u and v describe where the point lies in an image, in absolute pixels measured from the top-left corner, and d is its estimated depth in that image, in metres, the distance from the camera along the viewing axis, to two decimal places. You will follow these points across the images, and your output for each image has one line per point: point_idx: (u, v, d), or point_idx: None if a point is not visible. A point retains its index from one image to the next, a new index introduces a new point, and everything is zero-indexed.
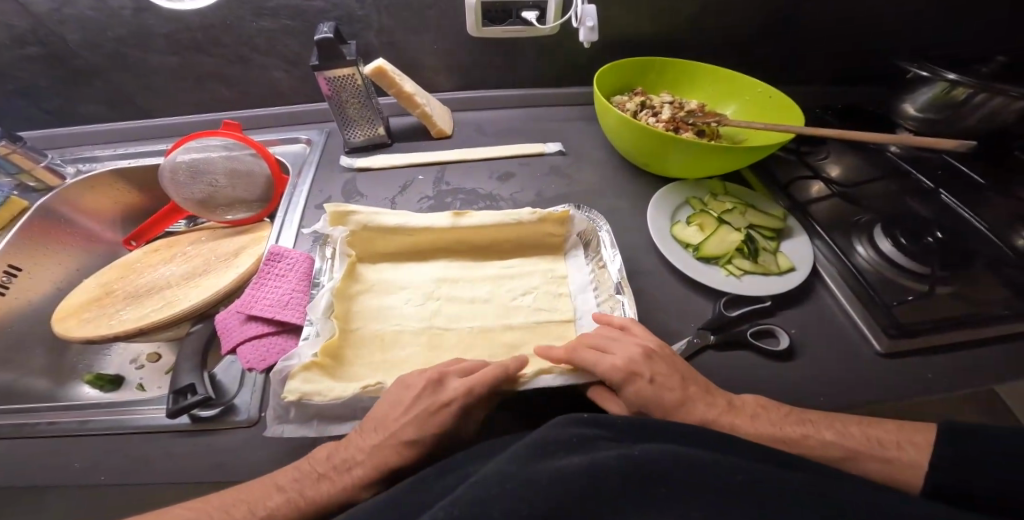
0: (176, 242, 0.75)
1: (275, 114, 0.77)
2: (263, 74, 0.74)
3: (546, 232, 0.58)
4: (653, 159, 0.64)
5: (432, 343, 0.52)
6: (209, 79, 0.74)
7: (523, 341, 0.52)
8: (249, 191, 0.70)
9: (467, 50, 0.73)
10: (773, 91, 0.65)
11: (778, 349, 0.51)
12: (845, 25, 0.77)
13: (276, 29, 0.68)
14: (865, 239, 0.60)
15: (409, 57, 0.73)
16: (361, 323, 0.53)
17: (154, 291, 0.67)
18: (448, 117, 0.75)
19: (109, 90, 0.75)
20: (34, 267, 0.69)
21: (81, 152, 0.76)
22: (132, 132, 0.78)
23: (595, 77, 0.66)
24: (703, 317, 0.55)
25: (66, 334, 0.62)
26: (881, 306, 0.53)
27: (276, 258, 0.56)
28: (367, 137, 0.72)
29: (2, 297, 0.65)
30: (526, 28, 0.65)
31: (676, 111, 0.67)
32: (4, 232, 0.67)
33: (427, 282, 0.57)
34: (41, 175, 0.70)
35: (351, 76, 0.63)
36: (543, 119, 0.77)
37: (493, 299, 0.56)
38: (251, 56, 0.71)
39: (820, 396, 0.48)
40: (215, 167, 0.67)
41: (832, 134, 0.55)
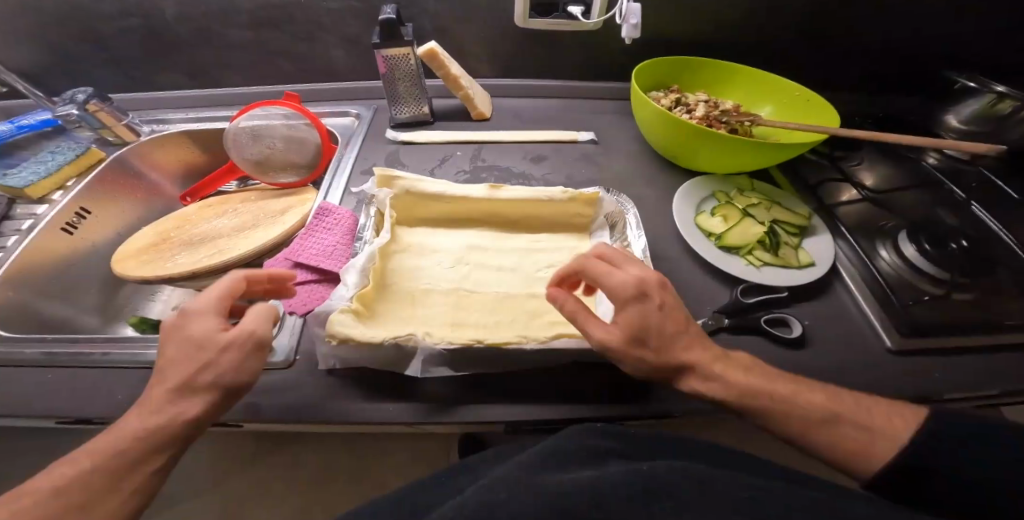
0: (226, 200, 0.81)
1: (329, 88, 0.83)
2: (324, 51, 0.80)
3: (574, 212, 0.61)
4: (685, 153, 0.66)
5: (460, 303, 0.54)
6: (272, 53, 0.80)
7: (545, 309, 0.55)
8: (301, 157, 0.76)
9: (513, 40, 0.77)
10: (812, 94, 0.66)
11: (791, 337, 0.52)
12: (884, 40, 0.78)
13: (340, 9, 0.73)
14: (888, 244, 0.61)
15: (458, 42, 0.77)
16: (396, 280, 0.56)
17: (205, 240, 0.73)
18: (487, 101, 0.79)
19: (183, 57, 0.81)
20: (100, 212, 0.76)
21: (156, 115, 0.83)
22: (199, 98, 0.84)
23: (635, 71, 0.69)
24: (718, 302, 0.57)
25: (123, 273, 0.67)
26: (896, 308, 0.54)
27: (324, 213, 0.61)
28: (412, 114, 0.76)
29: (70, 237, 0.71)
30: (571, 22, 0.69)
31: (710, 110, 0.69)
32: (81, 179, 0.74)
33: (459, 247, 0.60)
34: (121, 133, 0.77)
35: (406, 56, 0.68)
36: (579, 111, 0.80)
37: (519, 269, 0.59)
38: (315, 34, 0.77)
39: (830, 387, 0.49)
40: (275, 132, 0.73)
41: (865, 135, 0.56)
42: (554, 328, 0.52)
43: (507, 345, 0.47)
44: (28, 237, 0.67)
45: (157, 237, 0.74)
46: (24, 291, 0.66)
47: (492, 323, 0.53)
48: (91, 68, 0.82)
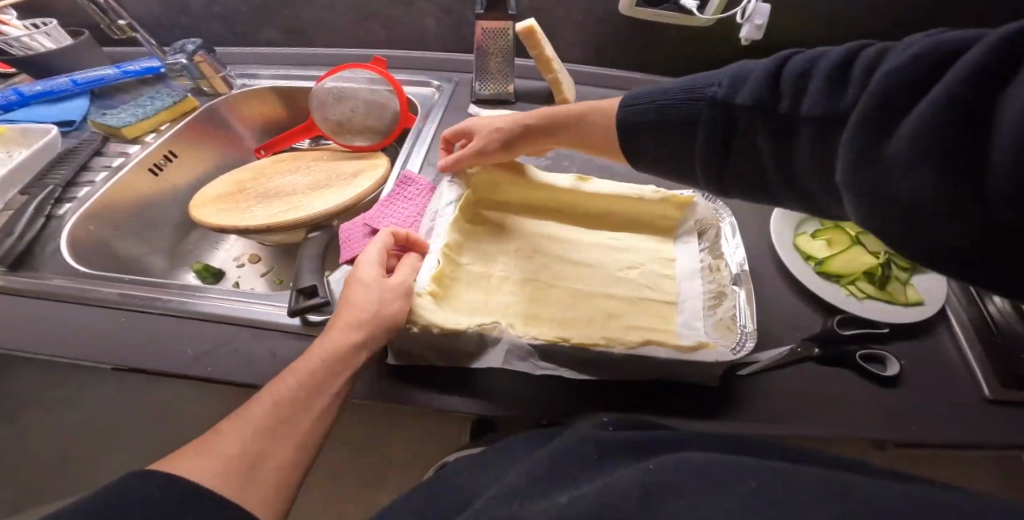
0: (300, 157, 0.81)
1: (414, 58, 0.82)
2: (416, 19, 0.78)
3: (662, 214, 0.58)
4: None
5: (536, 294, 0.52)
6: (363, 17, 0.80)
7: (623, 310, 0.52)
8: (379, 121, 0.75)
9: (612, 27, 0.73)
10: None
11: (883, 374, 0.49)
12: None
13: None
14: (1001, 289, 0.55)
15: (554, 24, 0.74)
16: (470, 260, 0.54)
17: (280, 195, 0.73)
18: (574, 88, 0.76)
19: (278, 13, 0.81)
20: (184, 157, 0.77)
21: (247, 69, 0.83)
22: (288, 56, 0.84)
23: None
24: (810, 330, 0.54)
25: (201, 219, 0.68)
26: (1004, 357, 0.49)
27: (407, 183, 0.60)
28: (495, 91, 0.73)
29: (154, 178, 0.73)
30: (682, 15, 0.65)
31: None
32: (174, 124, 0.76)
33: (537, 236, 0.58)
34: (219, 87, 0.79)
35: (504, 31, 0.67)
36: None
37: (598, 266, 0.56)
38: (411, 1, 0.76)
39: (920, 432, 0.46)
40: (359, 96, 0.72)
41: None
42: (633, 333, 0.49)
43: (592, 346, 0.45)
44: (117, 174, 0.69)
45: (233, 187, 0.75)
46: (106, 226, 0.67)
47: (568, 319, 0.50)
48: (189, 17, 0.83)
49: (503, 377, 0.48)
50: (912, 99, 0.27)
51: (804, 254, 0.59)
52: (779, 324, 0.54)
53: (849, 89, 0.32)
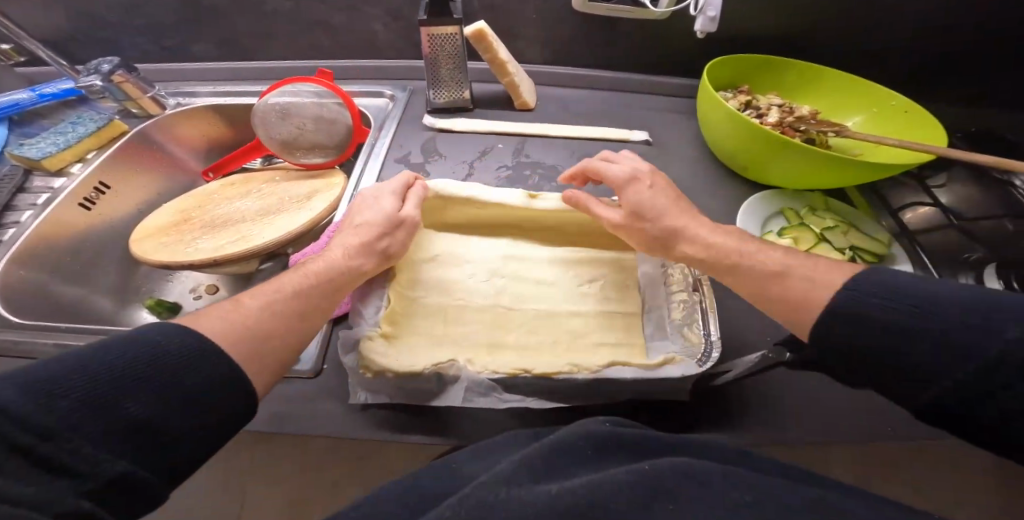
0: (251, 179, 0.76)
1: (365, 67, 0.78)
2: (364, 26, 0.74)
3: None
4: (754, 164, 0.61)
5: (498, 320, 0.50)
6: (304, 27, 0.75)
7: (589, 331, 0.50)
8: (329, 137, 0.70)
9: (568, 25, 0.70)
10: (911, 105, 0.60)
11: None
12: (983, 50, 0.70)
13: None
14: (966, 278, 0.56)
15: (508, 25, 0.71)
16: (426, 292, 0.52)
17: (228, 223, 0.69)
18: (533, 90, 0.73)
19: (214, 26, 0.76)
20: (120, 187, 0.72)
21: (183, 88, 0.78)
22: (228, 72, 0.80)
23: (707, 67, 0.63)
24: (781, 334, 0.53)
25: (143, 256, 0.64)
26: None
27: None
28: (451, 98, 0.71)
29: (86, 212, 0.68)
30: (636, 10, 0.62)
31: (784, 115, 0.62)
32: (101, 152, 0.70)
33: (495, 258, 0.56)
34: (151, 105, 0.74)
35: (453, 36, 0.63)
36: (632, 106, 0.73)
37: (562, 285, 0.54)
38: (356, 7, 0.71)
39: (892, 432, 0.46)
40: (304, 111, 0.68)
41: (984, 161, 0.49)
42: (601, 354, 0.47)
43: (556, 374, 0.43)
44: (43, 212, 0.64)
45: (178, 216, 0.70)
46: (39, 269, 0.63)
47: (530, 343, 0.48)
48: (114, 35, 0.77)
49: (472, 410, 0.46)
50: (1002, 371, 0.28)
51: None
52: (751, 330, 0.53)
53: None
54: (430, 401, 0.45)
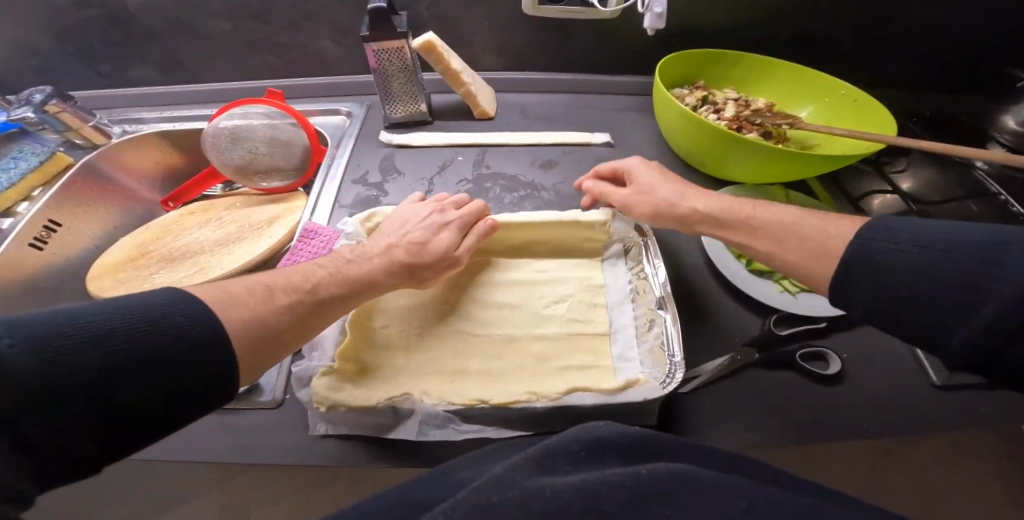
0: (210, 207, 0.74)
1: (319, 84, 0.76)
2: (312, 43, 0.72)
3: (584, 237, 0.55)
4: (712, 159, 0.60)
5: (462, 345, 0.50)
6: (248, 46, 0.72)
7: (554, 353, 0.49)
8: (286, 160, 0.69)
9: (522, 30, 0.69)
10: (860, 93, 0.59)
11: (824, 372, 0.48)
12: (942, 29, 0.69)
13: None
14: None
15: (460, 33, 0.69)
16: (385, 322, 0.51)
17: (186, 256, 0.67)
18: (492, 97, 0.72)
19: (158, 51, 0.73)
20: (73, 223, 0.70)
21: (129, 115, 0.77)
22: (177, 96, 0.77)
23: (658, 66, 0.62)
24: (749, 333, 0.52)
25: (99, 295, 0.62)
26: None
27: (310, 236, 0.55)
28: (408, 113, 0.69)
29: (40, 252, 0.66)
30: (585, 9, 0.60)
31: (740, 109, 0.62)
32: (48, 187, 0.68)
33: (455, 282, 0.55)
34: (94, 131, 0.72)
35: (399, 49, 0.60)
36: (594, 108, 0.72)
37: (526, 307, 0.53)
38: (302, 24, 0.69)
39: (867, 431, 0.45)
40: (257, 134, 0.66)
41: (932, 146, 0.49)
42: (568, 377, 0.47)
43: (514, 403, 0.42)
44: None
45: (135, 251, 0.69)
46: None
47: (495, 367, 0.48)
48: (54, 63, 0.75)
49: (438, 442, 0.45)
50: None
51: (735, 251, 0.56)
52: (720, 334, 0.52)
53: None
54: (386, 434, 0.44)
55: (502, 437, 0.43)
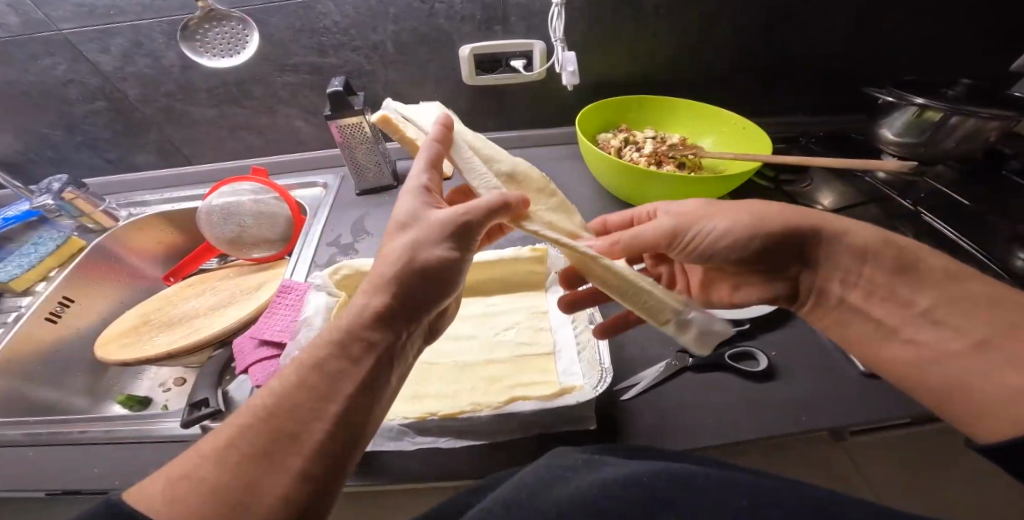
0: (208, 277, 0.77)
1: (302, 160, 0.88)
2: (388, 86, 0.81)
3: (526, 271, 0.61)
4: (635, 194, 0.68)
5: (419, 377, 0.52)
6: (456, 88, 0.82)
7: (506, 374, 0.52)
8: (271, 231, 0.76)
9: (467, 96, 0.83)
10: (746, 122, 0.67)
11: (754, 370, 0.51)
12: (838, 74, 0.82)
13: (376, 68, 0.78)
14: None
15: (415, 106, 0.84)
16: None
17: (185, 320, 0.68)
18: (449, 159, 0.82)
19: (241, 96, 0.79)
20: (184, 287, 0.75)
21: (286, 179, 0.86)
22: (287, 163, 0.88)
23: (579, 115, 0.70)
24: (682, 340, 0.56)
25: (104, 358, 0.63)
26: None
27: (287, 291, 0.60)
28: (376, 181, 0.80)
29: (55, 324, 0.67)
30: (515, 74, 0.76)
31: (658, 146, 0.69)
32: (211, 276, 0.77)
33: None
34: (355, 163, 0.77)
35: (359, 124, 0.72)
36: (534, 158, 0.84)
37: (477, 337, 0.56)
38: (370, 68, 0.78)
39: (803, 416, 0.48)
40: (384, 177, 0.80)
41: (854, 164, 0.65)
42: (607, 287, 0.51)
43: (460, 414, 0.46)
44: (12, 328, 0.63)
45: (139, 319, 0.69)
46: (16, 377, 0.62)
47: None
48: (285, 63, 0.76)
49: (386, 457, 0.47)
50: None
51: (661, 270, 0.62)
52: (875, 406, 0.49)
53: None
54: None
55: (450, 446, 0.45)
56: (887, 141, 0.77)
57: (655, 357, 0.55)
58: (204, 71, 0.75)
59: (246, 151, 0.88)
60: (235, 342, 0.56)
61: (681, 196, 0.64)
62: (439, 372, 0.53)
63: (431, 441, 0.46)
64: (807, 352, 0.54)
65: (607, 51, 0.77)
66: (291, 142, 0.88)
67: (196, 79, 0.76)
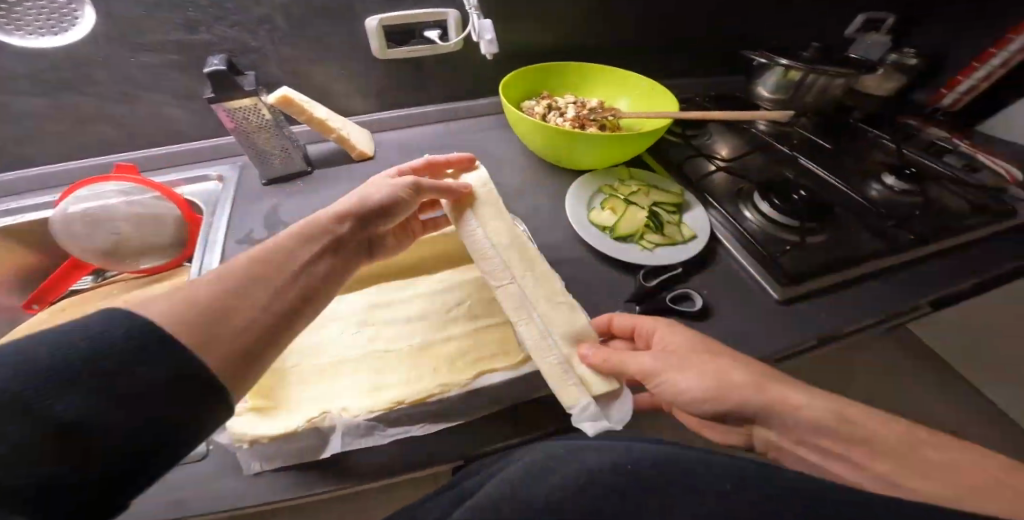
0: (81, 300, 0.63)
1: (182, 152, 0.75)
2: (284, 63, 0.72)
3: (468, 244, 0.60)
4: (564, 157, 0.69)
5: (375, 368, 0.48)
6: (364, 61, 0.76)
7: (466, 349, 0.51)
8: (160, 235, 0.65)
9: (377, 70, 0.77)
10: (654, 83, 0.71)
11: (692, 309, 0.56)
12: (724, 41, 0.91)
13: (266, 41, 0.69)
14: (905, 146, 0.86)
15: (319, 83, 0.76)
16: (293, 361, 0.47)
17: None
18: (368, 139, 0.78)
19: (88, 80, 0.65)
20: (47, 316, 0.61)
21: (167, 176, 0.73)
22: (164, 158, 0.75)
23: (502, 83, 0.69)
24: (628, 290, 0.59)
25: None
26: (915, 246, 0.66)
27: None
28: (284, 166, 0.71)
29: None
30: (430, 47, 0.73)
31: (579, 111, 0.71)
32: (83, 298, 0.64)
33: (356, 310, 0.52)
34: (255, 149, 0.68)
35: (252, 106, 0.63)
36: (460, 132, 0.82)
37: (429, 316, 0.54)
38: (259, 42, 0.69)
39: (738, 345, 0.54)
40: (295, 163, 0.72)
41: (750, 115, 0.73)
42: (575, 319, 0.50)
43: (428, 397, 0.44)
44: None
45: None
46: None
47: None
48: (144, 38, 0.63)
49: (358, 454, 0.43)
50: (967, 236, 0.70)
51: (599, 227, 0.64)
52: (790, 328, 0.56)
53: (930, 229, 0.69)
54: (316, 456, 0.41)
55: (426, 430, 0.43)
56: (763, 98, 0.87)
57: (607, 309, 0.57)
58: (28, 52, 0.60)
59: (105, 147, 0.73)
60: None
61: (606, 155, 0.67)
62: (396, 360, 0.49)
63: (404, 430, 0.43)
64: (732, 287, 0.60)
65: (518, 18, 0.76)
66: (165, 133, 0.74)
67: (20, 60, 0.60)
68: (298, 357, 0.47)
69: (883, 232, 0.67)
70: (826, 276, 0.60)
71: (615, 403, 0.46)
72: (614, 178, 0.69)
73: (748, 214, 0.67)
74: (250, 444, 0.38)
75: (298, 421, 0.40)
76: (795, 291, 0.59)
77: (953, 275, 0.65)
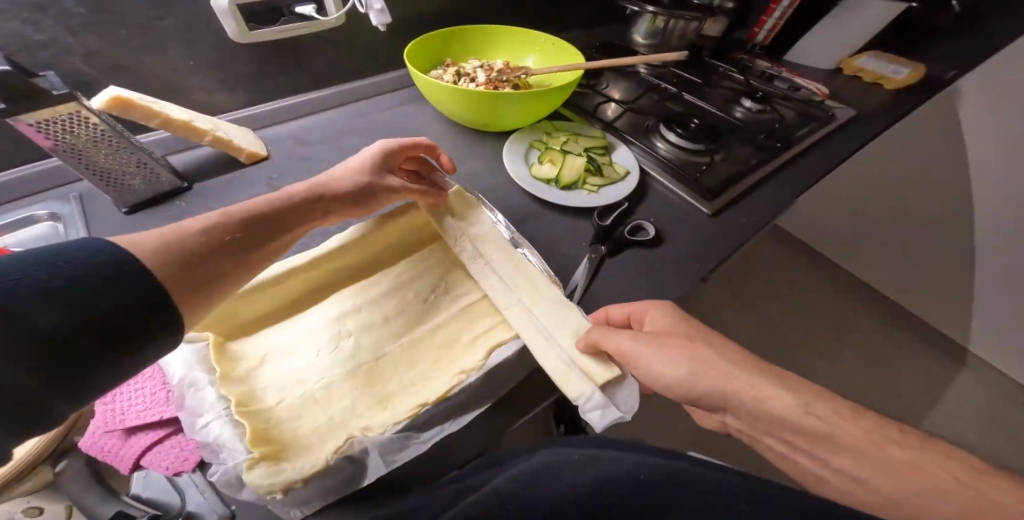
0: None
1: None
2: (111, 56, 0.56)
3: (426, 222, 0.55)
4: (487, 121, 0.67)
5: (372, 376, 0.42)
6: (224, 46, 0.63)
7: (462, 328, 0.48)
8: None
9: (243, 56, 0.65)
10: (551, 37, 0.72)
11: (649, 237, 0.60)
12: None
13: (76, 29, 0.52)
14: (746, 73, 1.03)
15: (167, 79, 0.61)
16: (273, 398, 0.38)
17: None
18: (252, 137, 0.65)
19: None
20: None
21: None
22: None
23: (404, 52, 0.64)
24: (589, 234, 0.61)
25: None
26: (784, 151, 0.79)
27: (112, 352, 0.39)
28: (149, 185, 0.56)
29: None
30: (306, 22, 0.64)
31: (489, 73, 0.69)
32: None
33: (324, 324, 0.44)
34: (98, 169, 0.52)
35: (74, 114, 0.46)
36: (360, 117, 0.74)
37: (409, 307, 0.48)
38: (66, 31, 0.52)
39: (695, 260, 0.60)
40: (164, 176, 0.57)
41: (638, 57, 0.78)
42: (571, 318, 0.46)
43: (451, 389, 0.40)
44: None
45: None
46: None
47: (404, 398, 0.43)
48: None
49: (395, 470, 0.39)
50: (812, 136, 0.86)
51: (543, 181, 0.64)
52: (725, 234, 0.64)
53: (787, 137, 0.83)
54: (358, 484, 0.36)
55: (463, 422, 0.39)
56: (636, 46, 0.95)
57: (577, 256, 0.58)
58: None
59: None
60: (82, 446, 0.33)
61: (530, 111, 0.66)
62: (390, 364, 0.43)
63: (437, 431, 0.38)
64: (671, 211, 0.66)
65: None
66: None
67: None
68: (278, 393, 0.38)
69: (759, 144, 0.79)
70: (734, 189, 0.68)
71: (618, 390, 0.42)
72: (541, 132, 0.70)
73: (661, 146, 0.74)
74: (286, 491, 0.31)
75: (327, 453, 0.34)
76: (720, 203, 0.66)
77: (814, 168, 0.80)
